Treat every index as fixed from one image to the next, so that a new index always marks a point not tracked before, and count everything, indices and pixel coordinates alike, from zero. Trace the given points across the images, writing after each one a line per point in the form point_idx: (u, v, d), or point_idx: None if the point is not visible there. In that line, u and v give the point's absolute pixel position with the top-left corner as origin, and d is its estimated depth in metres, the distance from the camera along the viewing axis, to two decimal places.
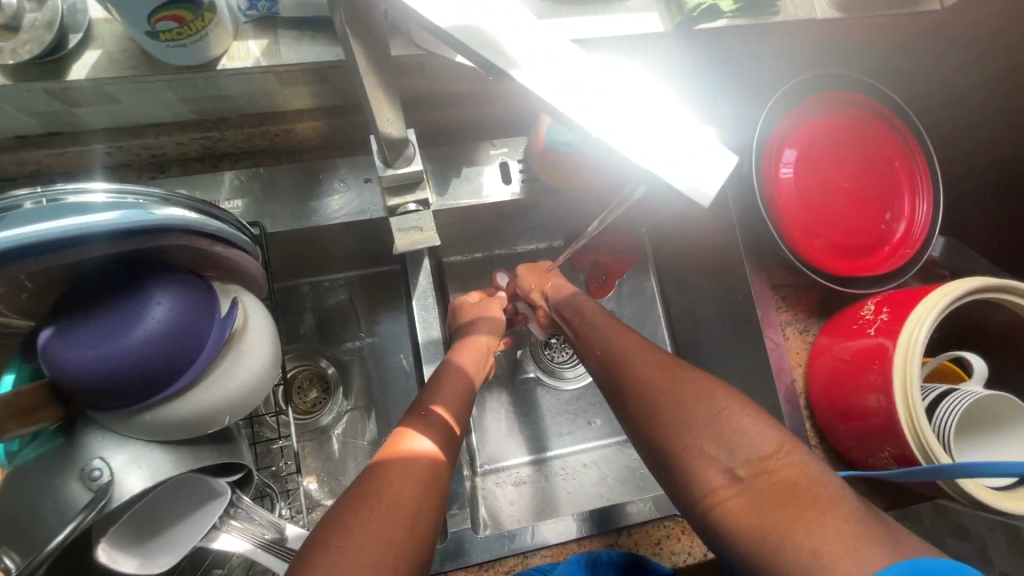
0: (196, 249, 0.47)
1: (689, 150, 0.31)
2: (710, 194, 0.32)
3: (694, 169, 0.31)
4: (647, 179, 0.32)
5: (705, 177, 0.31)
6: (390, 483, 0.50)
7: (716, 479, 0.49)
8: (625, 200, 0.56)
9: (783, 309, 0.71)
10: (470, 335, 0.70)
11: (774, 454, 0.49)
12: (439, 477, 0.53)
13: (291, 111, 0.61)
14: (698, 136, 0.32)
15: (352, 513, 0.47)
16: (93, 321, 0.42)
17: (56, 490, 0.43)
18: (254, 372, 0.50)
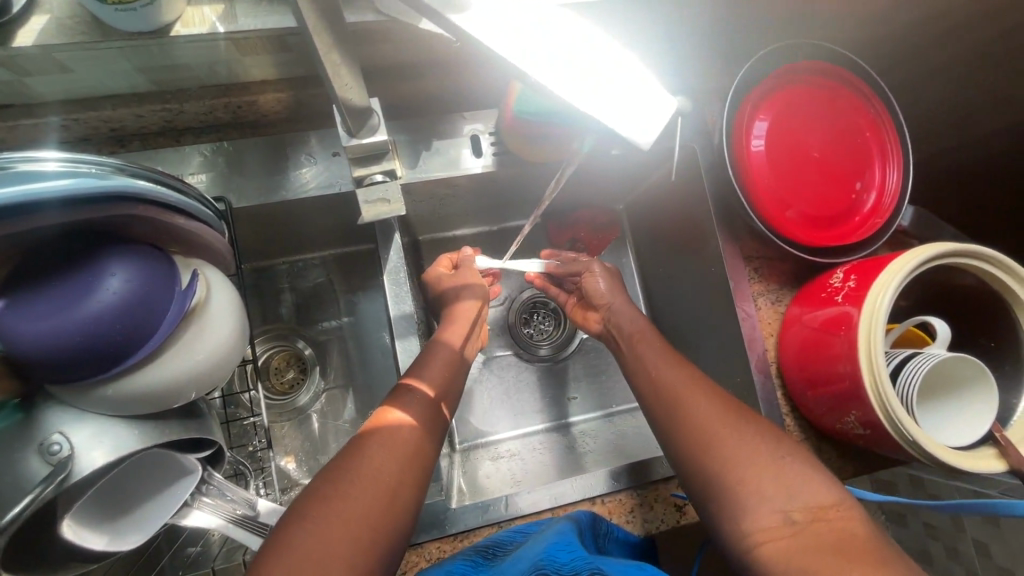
0: (155, 220, 0.46)
1: (637, 96, 0.33)
2: (652, 133, 0.33)
3: (638, 114, 0.33)
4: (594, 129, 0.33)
5: (640, 121, 0.33)
6: (375, 450, 0.51)
7: (769, 520, 0.48)
8: (572, 156, 0.63)
9: (755, 281, 0.71)
10: (457, 303, 0.71)
11: (832, 506, 0.48)
12: (422, 451, 0.53)
13: (254, 82, 0.60)
14: (649, 87, 0.33)
15: (331, 484, 0.48)
16: (46, 292, 0.41)
17: (14, 464, 0.43)
18: (219, 345, 0.50)
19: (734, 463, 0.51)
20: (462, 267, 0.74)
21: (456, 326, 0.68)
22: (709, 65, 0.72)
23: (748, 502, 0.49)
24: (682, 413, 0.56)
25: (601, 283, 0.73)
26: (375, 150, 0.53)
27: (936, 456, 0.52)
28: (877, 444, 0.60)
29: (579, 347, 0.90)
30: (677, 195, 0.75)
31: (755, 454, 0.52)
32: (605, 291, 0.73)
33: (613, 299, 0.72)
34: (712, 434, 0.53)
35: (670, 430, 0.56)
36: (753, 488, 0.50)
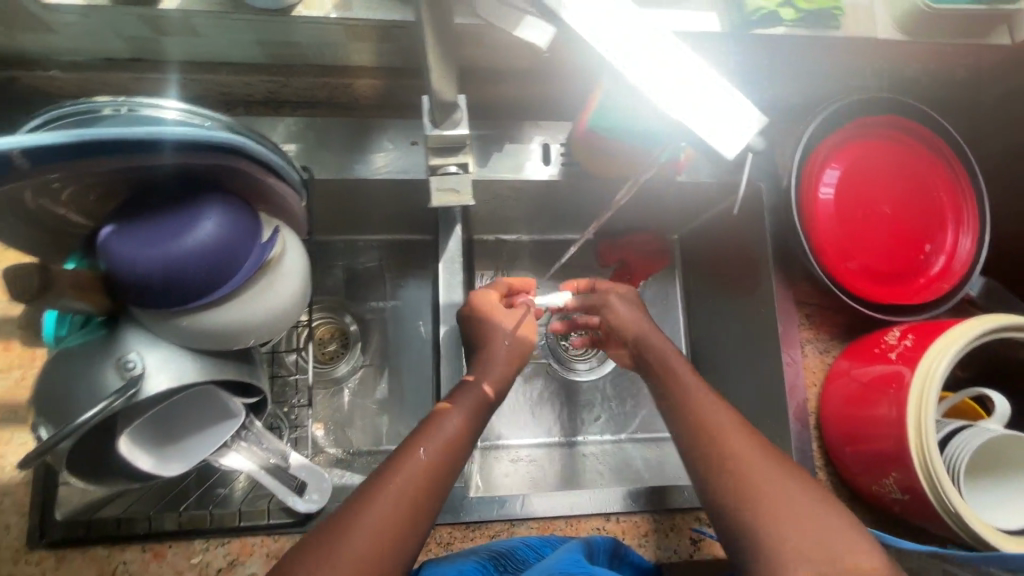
0: (250, 176, 0.50)
1: (721, 103, 0.37)
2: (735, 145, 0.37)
3: (715, 127, 0.37)
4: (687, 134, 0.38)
5: (721, 130, 0.37)
6: (372, 520, 0.46)
7: (789, 561, 0.47)
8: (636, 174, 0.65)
9: (805, 327, 0.70)
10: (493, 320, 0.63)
11: (859, 558, 0.46)
12: (402, 536, 0.47)
13: (352, 68, 0.64)
14: (717, 95, 0.37)
15: (317, 555, 0.44)
16: (150, 225, 0.46)
17: (95, 372, 0.47)
18: (286, 300, 0.53)
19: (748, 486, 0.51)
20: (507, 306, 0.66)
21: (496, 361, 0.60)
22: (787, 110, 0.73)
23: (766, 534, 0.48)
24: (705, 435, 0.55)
25: (627, 315, 0.69)
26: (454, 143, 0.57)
27: (980, 535, 0.50)
28: (915, 513, 0.57)
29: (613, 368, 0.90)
30: (735, 230, 0.75)
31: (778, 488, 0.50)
32: (632, 310, 0.69)
33: (638, 320, 0.68)
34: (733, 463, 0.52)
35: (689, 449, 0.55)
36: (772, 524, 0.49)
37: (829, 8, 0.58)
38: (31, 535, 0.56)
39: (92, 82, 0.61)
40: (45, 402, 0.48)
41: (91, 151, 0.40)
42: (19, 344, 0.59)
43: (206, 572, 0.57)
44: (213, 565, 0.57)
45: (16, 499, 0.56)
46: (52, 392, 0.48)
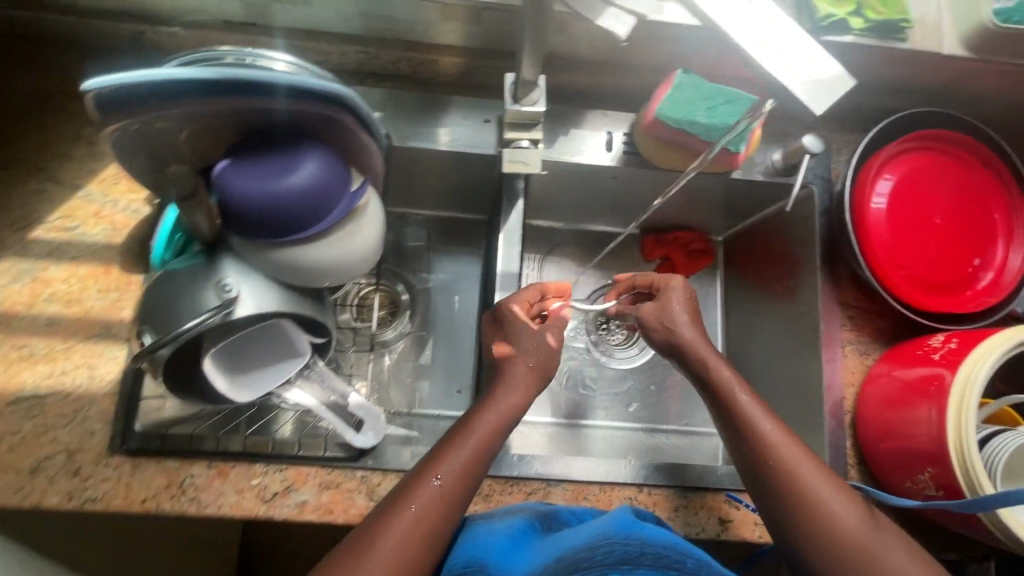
0: (345, 129, 0.53)
1: (810, 62, 0.39)
2: (825, 103, 0.39)
3: (801, 76, 0.38)
4: (779, 92, 0.39)
5: (811, 75, 0.39)
6: (387, 544, 0.50)
7: None
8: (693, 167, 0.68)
9: (848, 328, 0.72)
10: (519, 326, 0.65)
11: None
12: (411, 566, 0.50)
13: (439, 46, 0.69)
14: (807, 55, 0.39)
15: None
16: (259, 164, 0.51)
17: (198, 290, 0.52)
18: (363, 246, 0.59)
19: (787, 478, 0.54)
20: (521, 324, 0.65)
21: (516, 391, 0.61)
22: (844, 120, 0.76)
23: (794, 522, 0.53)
24: (747, 431, 0.57)
25: (665, 323, 0.66)
26: (528, 119, 0.61)
27: None
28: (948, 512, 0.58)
29: (649, 361, 0.92)
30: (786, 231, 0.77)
31: (811, 477, 0.54)
32: (671, 314, 0.65)
33: (677, 328, 0.65)
34: (772, 454, 0.55)
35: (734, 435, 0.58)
36: (800, 509, 0.53)
37: (895, 20, 0.62)
38: (112, 442, 0.61)
39: (206, 40, 0.67)
40: (149, 315, 0.53)
41: (215, 88, 0.45)
42: (117, 270, 0.65)
43: (263, 495, 0.61)
44: (269, 489, 0.61)
45: (102, 408, 0.61)
46: (157, 305, 0.53)
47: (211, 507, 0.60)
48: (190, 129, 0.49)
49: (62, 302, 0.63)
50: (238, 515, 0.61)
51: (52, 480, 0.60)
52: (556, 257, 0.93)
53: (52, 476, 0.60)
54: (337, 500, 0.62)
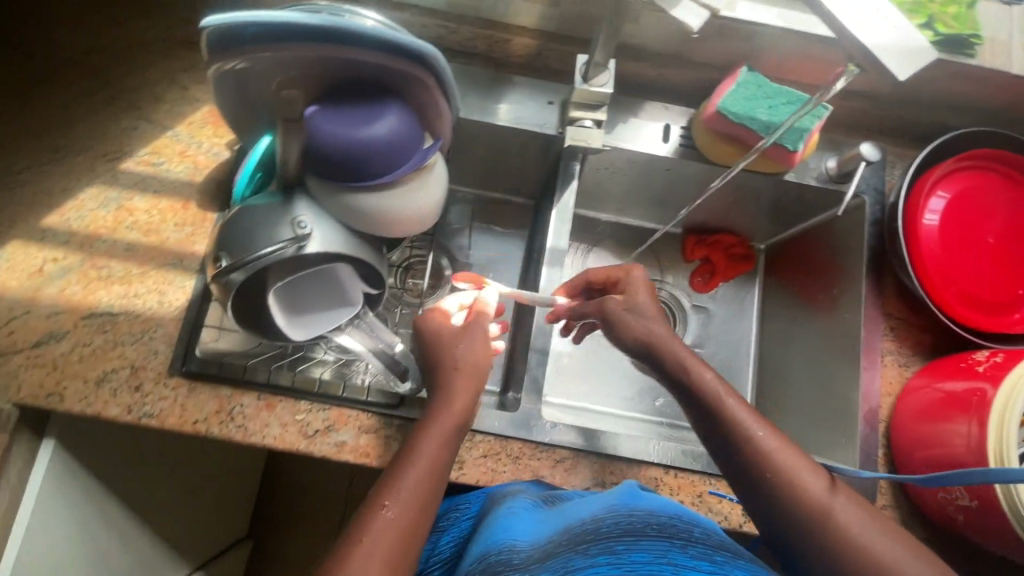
0: (424, 86, 0.56)
1: (895, 32, 0.41)
2: (908, 70, 0.41)
3: (886, 44, 0.41)
4: (864, 59, 0.42)
5: (895, 45, 0.41)
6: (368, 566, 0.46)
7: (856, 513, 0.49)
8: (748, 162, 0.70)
9: (888, 338, 0.72)
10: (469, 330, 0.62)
11: None
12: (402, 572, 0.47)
13: (516, 27, 0.73)
14: (890, 24, 0.41)
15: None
16: (344, 112, 0.55)
17: (275, 223, 0.56)
18: (429, 200, 0.62)
19: (794, 483, 0.50)
20: (473, 322, 0.63)
21: (456, 397, 0.57)
22: (901, 134, 0.77)
23: (815, 541, 0.48)
24: (739, 436, 0.53)
25: (634, 322, 0.61)
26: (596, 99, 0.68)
27: None
28: (981, 524, 0.58)
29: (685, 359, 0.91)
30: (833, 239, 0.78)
31: (822, 486, 0.50)
32: (635, 310, 0.62)
33: (649, 328, 0.61)
34: (775, 465, 0.51)
35: (725, 439, 0.54)
36: (827, 528, 0.48)
37: (966, 35, 0.65)
38: (173, 363, 0.65)
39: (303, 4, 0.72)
40: (226, 242, 0.56)
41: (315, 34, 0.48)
42: (195, 207, 0.69)
43: (306, 431, 0.64)
44: (312, 426, 0.64)
45: (167, 331, 0.66)
46: (236, 232, 0.56)
47: (257, 436, 0.63)
48: (286, 75, 0.53)
49: (141, 230, 0.68)
50: (281, 447, 0.64)
51: (114, 392, 0.63)
52: (598, 249, 0.95)
53: (115, 389, 0.63)
54: (375, 444, 0.65)
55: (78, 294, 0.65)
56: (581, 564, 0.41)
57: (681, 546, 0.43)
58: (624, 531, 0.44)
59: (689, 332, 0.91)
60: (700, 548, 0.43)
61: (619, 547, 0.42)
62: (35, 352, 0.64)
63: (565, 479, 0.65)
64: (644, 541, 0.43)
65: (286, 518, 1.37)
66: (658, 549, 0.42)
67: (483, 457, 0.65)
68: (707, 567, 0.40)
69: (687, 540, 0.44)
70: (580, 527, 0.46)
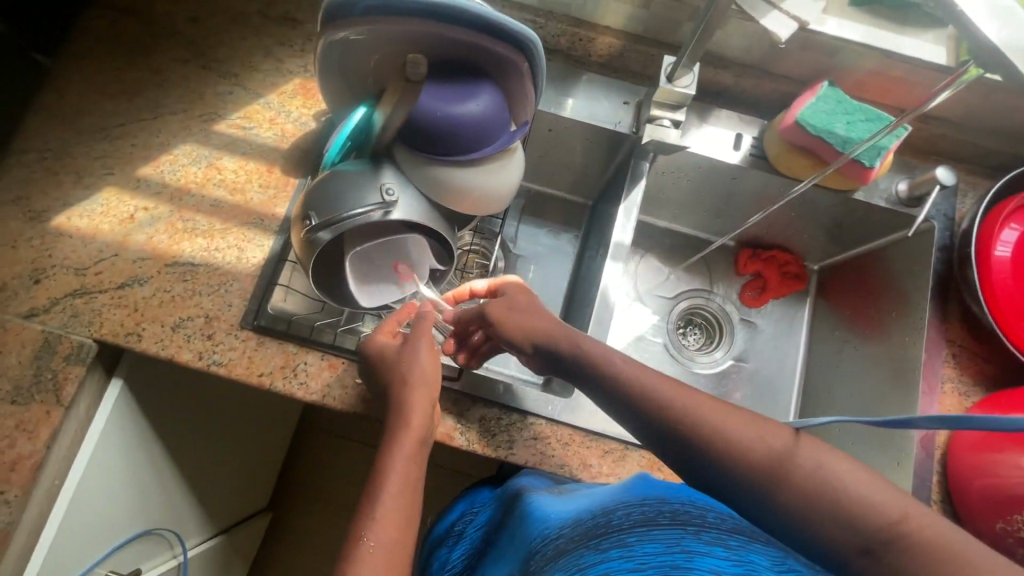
0: (518, 72, 0.58)
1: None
2: None
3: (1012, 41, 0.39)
4: (988, 56, 0.40)
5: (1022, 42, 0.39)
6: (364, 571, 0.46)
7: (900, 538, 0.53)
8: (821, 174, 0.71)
9: (950, 365, 0.71)
10: (404, 349, 0.59)
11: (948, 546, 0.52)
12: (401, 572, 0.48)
13: (600, 27, 0.76)
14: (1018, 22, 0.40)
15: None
16: (440, 89, 0.58)
17: (364, 188, 0.58)
18: (506, 183, 0.65)
19: (741, 460, 0.45)
20: (413, 335, 0.61)
21: (414, 411, 0.56)
22: (973, 162, 0.78)
23: (771, 492, 0.44)
24: (664, 418, 0.49)
25: (519, 319, 0.60)
26: (676, 100, 0.69)
27: None
28: None
29: (730, 371, 0.89)
30: (897, 262, 0.78)
31: (773, 435, 0.45)
32: (512, 310, 0.61)
33: (533, 323, 0.59)
34: (712, 438, 0.46)
35: (650, 422, 0.50)
36: (785, 477, 0.43)
37: None
38: (245, 317, 0.67)
39: None
40: (315, 203, 0.59)
41: (427, 12, 0.51)
42: (279, 172, 0.73)
43: (364, 395, 0.66)
44: (370, 391, 0.66)
45: (242, 286, 0.68)
46: (325, 194, 0.59)
47: (318, 394, 0.66)
48: (393, 48, 0.56)
49: (228, 189, 0.72)
50: (340, 408, 0.66)
51: (187, 338, 0.66)
52: (652, 257, 0.96)
53: (189, 335, 0.66)
54: None
55: (165, 243, 0.69)
56: (592, 560, 0.42)
57: (694, 532, 0.42)
58: (636, 522, 0.45)
59: (736, 345, 0.91)
60: (714, 533, 0.42)
61: (631, 540, 0.43)
62: (118, 293, 0.67)
63: (613, 470, 0.66)
64: (656, 530, 0.43)
65: (305, 495, 1.38)
66: (670, 538, 0.42)
67: (533, 440, 0.66)
68: (720, 553, 0.40)
69: (700, 525, 0.43)
70: (594, 520, 0.47)
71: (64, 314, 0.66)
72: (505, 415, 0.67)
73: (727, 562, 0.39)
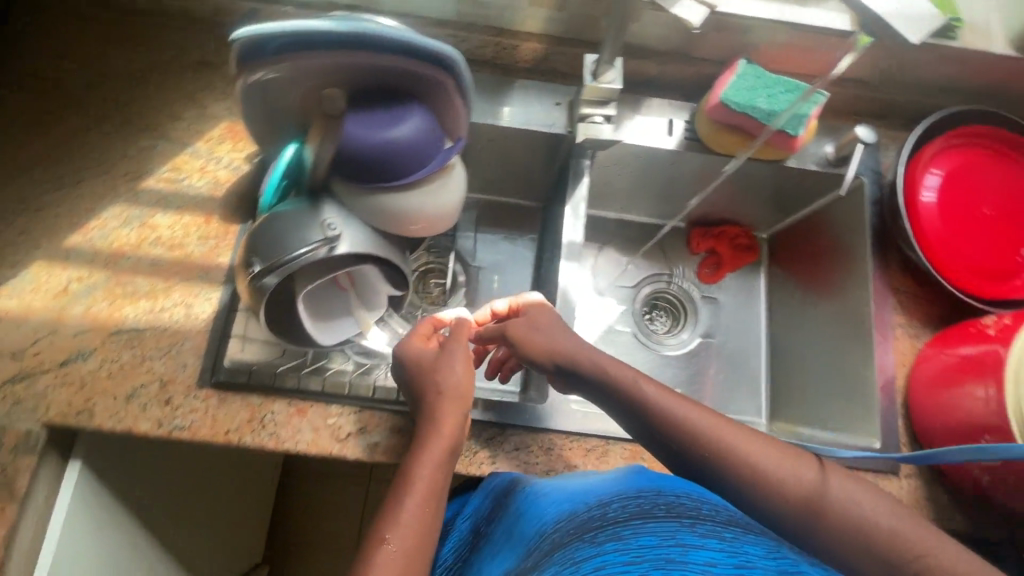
0: (445, 91, 0.58)
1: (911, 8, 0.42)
2: (920, 33, 0.42)
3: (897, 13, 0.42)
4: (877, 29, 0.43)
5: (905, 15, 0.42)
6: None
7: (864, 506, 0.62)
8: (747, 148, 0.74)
9: (897, 312, 0.75)
10: (437, 357, 0.59)
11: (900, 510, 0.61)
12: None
13: (521, 33, 0.77)
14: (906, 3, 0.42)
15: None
16: (368, 116, 0.57)
17: (304, 228, 0.57)
18: (447, 202, 0.65)
19: (756, 475, 0.50)
20: (449, 342, 0.60)
21: (445, 420, 0.56)
22: (890, 117, 0.82)
23: (810, 525, 0.48)
24: (679, 439, 0.52)
25: (541, 338, 0.60)
26: (603, 96, 0.71)
27: None
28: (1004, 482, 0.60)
29: (699, 349, 0.91)
30: (837, 221, 0.82)
31: (801, 469, 0.50)
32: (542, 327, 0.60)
33: (557, 340, 0.59)
34: (718, 447, 0.51)
35: (661, 431, 0.53)
36: (816, 510, 0.48)
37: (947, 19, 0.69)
38: (202, 375, 0.65)
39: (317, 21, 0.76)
40: (257, 249, 0.58)
41: (342, 41, 0.50)
42: (217, 221, 0.71)
43: (338, 434, 0.65)
44: (344, 429, 0.65)
45: (195, 344, 0.66)
46: (265, 239, 0.57)
47: (290, 442, 0.64)
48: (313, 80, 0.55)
49: (166, 246, 0.69)
50: (314, 452, 0.64)
51: (144, 407, 0.63)
52: (609, 250, 0.97)
53: (145, 404, 0.63)
54: (406, 443, 0.65)
55: (105, 311, 0.66)
56: (588, 554, 0.43)
57: (688, 525, 0.44)
58: (632, 514, 0.46)
59: (700, 323, 0.93)
60: (708, 526, 0.44)
61: (626, 533, 0.44)
62: (61, 371, 0.63)
63: (599, 467, 0.67)
64: (652, 523, 0.44)
65: (298, 540, 1.34)
66: (665, 531, 0.43)
67: (514, 450, 0.66)
68: (715, 545, 0.42)
69: (695, 518, 0.45)
70: (586, 514, 0.48)
71: (5, 403, 0.62)
72: (484, 431, 0.67)
73: (722, 554, 0.41)
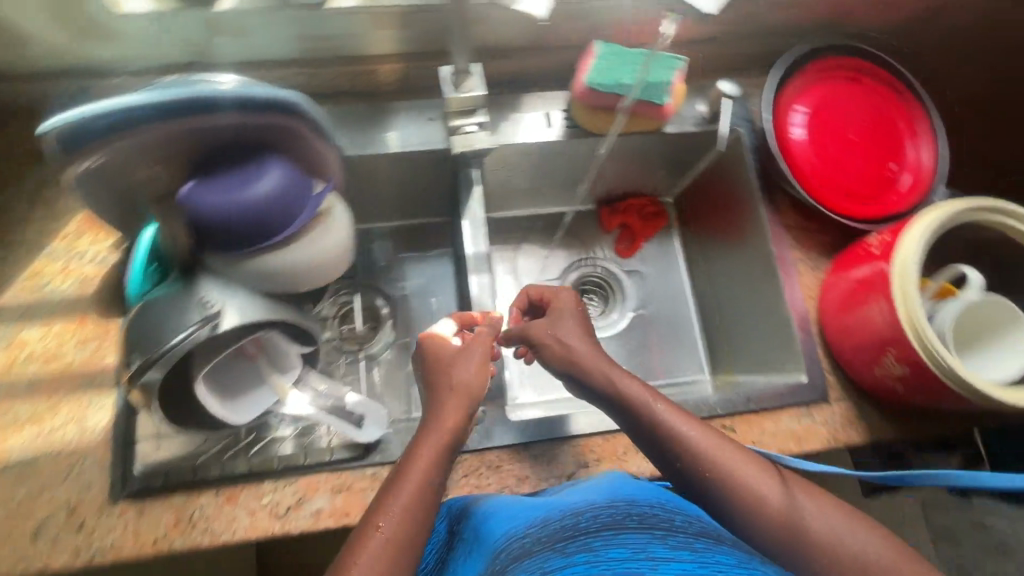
0: (300, 137, 0.54)
1: None
2: None
3: None
4: None
5: None
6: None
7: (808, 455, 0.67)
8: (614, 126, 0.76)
9: (796, 248, 0.78)
10: (459, 352, 0.60)
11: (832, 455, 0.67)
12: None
13: (376, 56, 0.74)
14: None
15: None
16: (223, 182, 0.53)
17: (182, 315, 0.53)
18: (334, 244, 0.64)
19: (742, 484, 0.54)
20: (473, 341, 0.61)
21: (448, 410, 0.56)
22: (750, 66, 0.85)
23: (783, 544, 0.53)
24: (681, 452, 0.56)
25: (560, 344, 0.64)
26: (468, 105, 0.71)
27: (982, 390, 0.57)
28: (915, 387, 0.64)
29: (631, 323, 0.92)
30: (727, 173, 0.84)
31: (778, 491, 0.54)
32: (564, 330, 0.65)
33: (573, 345, 0.63)
34: (713, 462, 0.55)
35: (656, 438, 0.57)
36: (793, 529, 0.52)
37: None
38: (113, 489, 0.60)
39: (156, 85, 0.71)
40: (135, 345, 0.53)
41: (167, 115, 0.46)
42: (94, 320, 0.65)
43: (277, 511, 0.61)
44: (281, 504, 0.61)
45: (98, 457, 0.61)
46: (140, 333, 0.53)
47: (226, 533, 0.60)
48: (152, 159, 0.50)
49: (41, 361, 0.63)
50: (255, 536, 0.60)
51: (54, 541, 0.58)
52: (526, 247, 0.97)
53: (54, 536, 0.58)
54: (351, 501, 0.62)
55: None
56: (559, 564, 0.42)
57: (660, 536, 0.45)
58: (603, 525, 0.46)
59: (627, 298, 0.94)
60: (679, 538, 0.45)
61: (597, 544, 0.44)
62: None
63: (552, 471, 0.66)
64: (625, 536, 0.45)
65: None
66: (637, 545, 0.44)
67: (463, 477, 0.65)
68: (686, 557, 0.43)
69: (666, 530, 0.46)
70: (560, 522, 0.47)
71: None
72: None
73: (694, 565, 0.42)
